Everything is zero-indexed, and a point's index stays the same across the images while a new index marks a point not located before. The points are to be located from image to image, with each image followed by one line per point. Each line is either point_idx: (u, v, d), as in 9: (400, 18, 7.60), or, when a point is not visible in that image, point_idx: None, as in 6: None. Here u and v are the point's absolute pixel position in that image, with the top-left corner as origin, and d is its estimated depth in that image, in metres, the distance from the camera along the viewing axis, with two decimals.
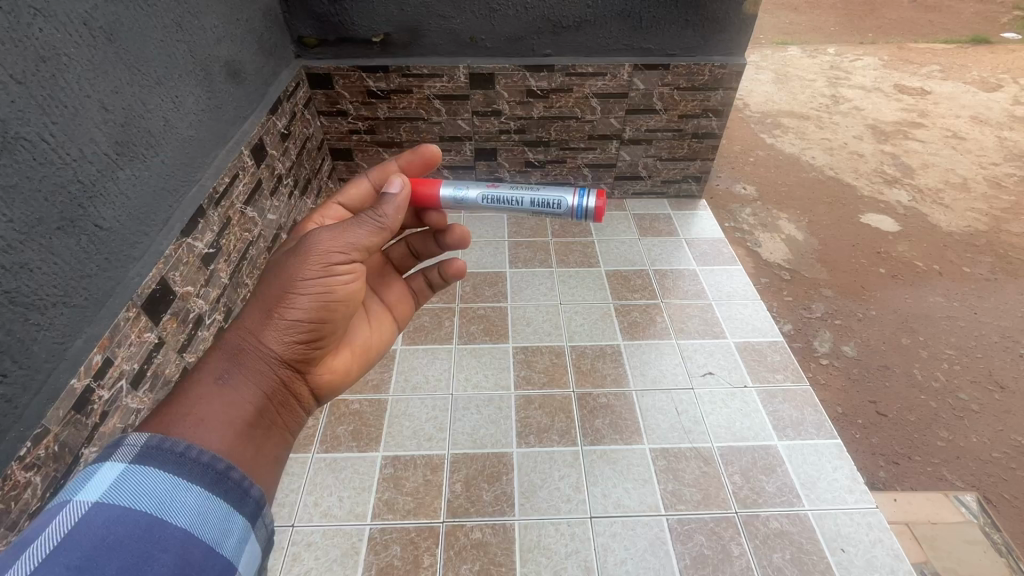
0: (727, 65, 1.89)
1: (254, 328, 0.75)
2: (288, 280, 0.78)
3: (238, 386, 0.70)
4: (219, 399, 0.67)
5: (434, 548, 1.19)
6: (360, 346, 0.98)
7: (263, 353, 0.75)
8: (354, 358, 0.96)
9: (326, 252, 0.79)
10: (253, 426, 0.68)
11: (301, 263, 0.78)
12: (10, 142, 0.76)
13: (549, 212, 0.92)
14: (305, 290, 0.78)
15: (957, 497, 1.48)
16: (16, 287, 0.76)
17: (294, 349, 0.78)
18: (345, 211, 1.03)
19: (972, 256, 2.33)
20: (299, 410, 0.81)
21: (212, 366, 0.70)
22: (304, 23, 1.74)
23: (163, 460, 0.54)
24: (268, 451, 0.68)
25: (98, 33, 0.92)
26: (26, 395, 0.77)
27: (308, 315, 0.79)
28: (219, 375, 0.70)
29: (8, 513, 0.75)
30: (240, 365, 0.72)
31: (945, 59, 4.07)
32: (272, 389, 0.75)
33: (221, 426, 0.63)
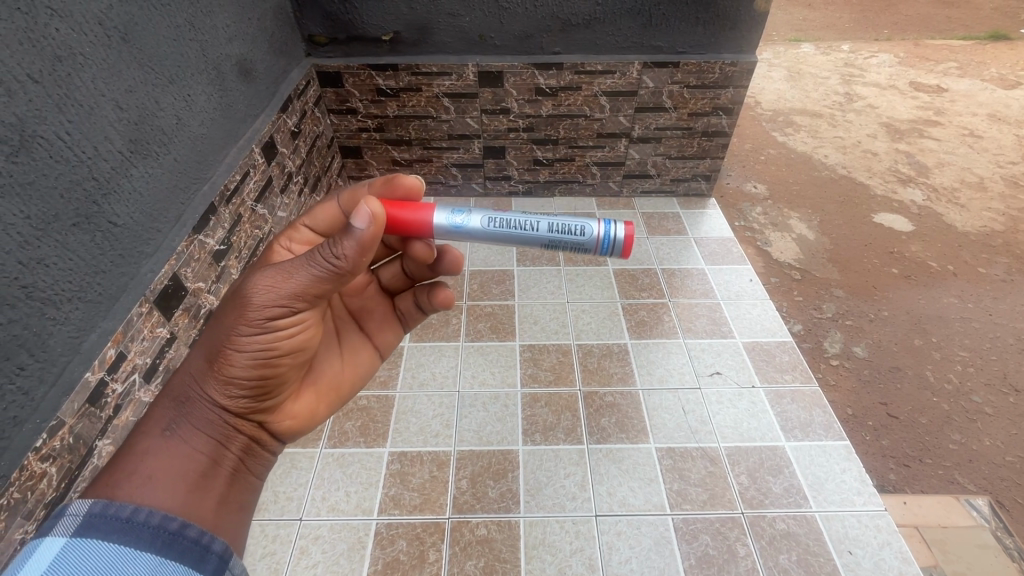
0: (737, 63, 1.88)
1: (197, 377, 0.69)
2: (226, 328, 0.69)
3: (186, 439, 0.67)
4: (165, 455, 0.64)
5: (440, 543, 1.20)
6: (334, 381, 0.92)
7: (210, 406, 0.69)
8: (324, 396, 0.90)
9: (264, 300, 0.68)
10: (205, 479, 0.65)
11: (238, 312, 0.68)
12: (28, 140, 0.78)
13: (568, 241, 0.80)
14: (248, 341, 0.69)
15: (968, 500, 1.46)
16: (34, 281, 0.78)
17: (244, 400, 0.72)
18: (315, 235, 0.90)
19: (987, 257, 2.29)
20: (261, 455, 0.77)
21: (156, 419, 0.66)
22: (315, 21, 1.75)
23: (107, 528, 0.50)
24: (225, 506, 0.66)
25: (113, 33, 0.93)
26: (42, 387, 0.79)
27: (256, 367, 0.71)
28: (164, 427, 0.66)
29: (25, 503, 0.76)
30: (186, 417, 0.68)
31: (963, 55, 4.00)
32: (224, 439, 0.71)
33: (168, 488, 0.60)
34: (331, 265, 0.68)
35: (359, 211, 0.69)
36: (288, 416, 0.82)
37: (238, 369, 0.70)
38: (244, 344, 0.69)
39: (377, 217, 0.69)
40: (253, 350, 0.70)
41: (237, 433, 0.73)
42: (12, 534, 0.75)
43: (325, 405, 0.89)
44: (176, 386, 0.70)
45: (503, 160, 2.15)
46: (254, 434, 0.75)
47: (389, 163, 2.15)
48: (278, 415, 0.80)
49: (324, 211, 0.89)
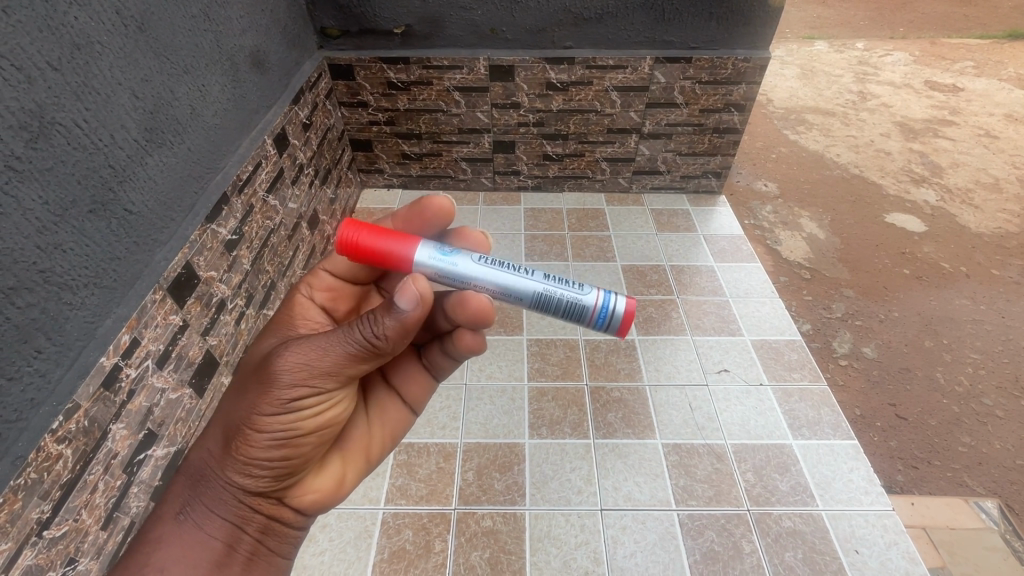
0: (750, 59, 1.86)
1: (214, 458, 0.69)
2: (243, 411, 0.67)
3: (200, 523, 0.69)
4: (179, 543, 0.67)
5: (446, 534, 1.21)
6: (359, 447, 0.87)
7: (226, 488, 0.69)
8: (350, 465, 0.85)
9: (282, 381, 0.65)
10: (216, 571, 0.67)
11: (257, 393, 0.66)
12: (47, 127, 0.79)
13: (564, 297, 0.75)
14: (268, 421, 0.67)
15: (977, 503, 1.45)
16: (51, 266, 0.79)
17: (261, 480, 0.70)
18: (336, 280, 0.89)
19: (1002, 258, 2.26)
20: (281, 532, 0.76)
21: (177, 496, 0.69)
22: (327, 14, 1.76)
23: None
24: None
25: (129, 22, 0.94)
26: (59, 369, 0.80)
27: (272, 449, 0.69)
28: (179, 513, 0.69)
29: (41, 483, 0.77)
30: (201, 496, 0.70)
31: (980, 54, 3.94)
32: (241, 520, 0.71)
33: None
34: (361, 338, 0.65)
35: (405, 287, 0.65)
36: (311, 489, 0.78)
37: (256, 452, 0.68)
38: (264, 428, 0.67)
39: (425, 297, 0.66)
40: (274, 431, 0.67)
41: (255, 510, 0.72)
42: (29, 514, 0.75)
43: (352, 473, 0.85)
44: (195, 464, 0.71)
45: (513, 155, 2.14)
46: (272, 511, 0.74)
47: (399, 157, 2.15)
48: (300, 488, 0.77)
49: (339, 255, 0.88)
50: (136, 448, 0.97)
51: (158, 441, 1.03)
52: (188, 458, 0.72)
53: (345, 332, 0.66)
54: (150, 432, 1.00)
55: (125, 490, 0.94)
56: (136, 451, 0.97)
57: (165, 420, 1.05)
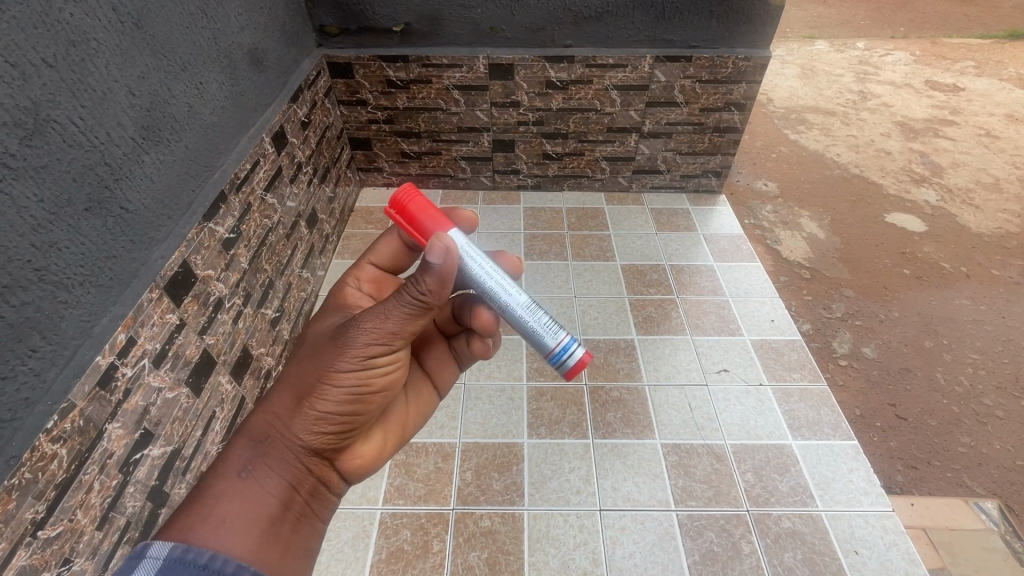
0: (751, 57, 1.85)
1: (282, 416, 0.73)
2: (321, 368, 0.72)
3: (262, 478, 0.70)
4: (239, 496, 0.67)
5: (444, 534, 1.20)
6: (399, 421, 0.92)
7: (292, 445, 0.72)
8: (390, 437, 0.90)
9: (359, 340, 0.72)
10: (274, 525, 0.67)
11: (337, 353, 0.72)
12: (42, 125, 0.78)
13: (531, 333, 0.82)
14: (344, 377, 0.73)
15: (977, 504, 1.45)
16: (46, 265, 0.79)
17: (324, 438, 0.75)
18: (378, 271, 0.98)
19: (1002, 258, 2.26)
20: (327, 498, 0.78)
21: (236, 455, 0.70)
22: (326, 12, 1.76)
23: (187, 571, 0.53)
24: (283, 552, 0.66)
25: (126, 19, 0.94)
26: (53, 369, 0.80)
27: (342, 406, 0.74)
28: (241, 468, 0.69)
29: (35, 483, 0.76)
30: (263, 454, 0.71)
31: (980, 54, 3.93)
32: (298, 478, 0.73)
33: (242, 529, 0.63)
34: (422, 301, 0.71)
35: (434, 245, 0.70)
36: (359, 456, 0.82)
37: (328, 406, 0.73)
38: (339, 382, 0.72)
39: (450, 250, 0.70)
40: (348, 386, 0.73)
41: (309, 471, 0.75)
42: (23, 514, 0.74)
43: (390, 447, 0.89)
44: (258, 425, 0.73)
45: (513, 154, 2.14)
46: (324, 475, 0.77)
47: (399, 156, 2.14)
48: (350, 455, 0.81)
49: (386, 243, 0.96)
50: (133, 447, 0.96)
51: (154, 440, 1.02)
52: (246, 420, 0.74)
53: (402, 294, 0.70)
54: (146, 431, 1.00)
55: (120, 490, 0.94)
56: (132, 450, 0.96)
57: (162, 419, 1.04)
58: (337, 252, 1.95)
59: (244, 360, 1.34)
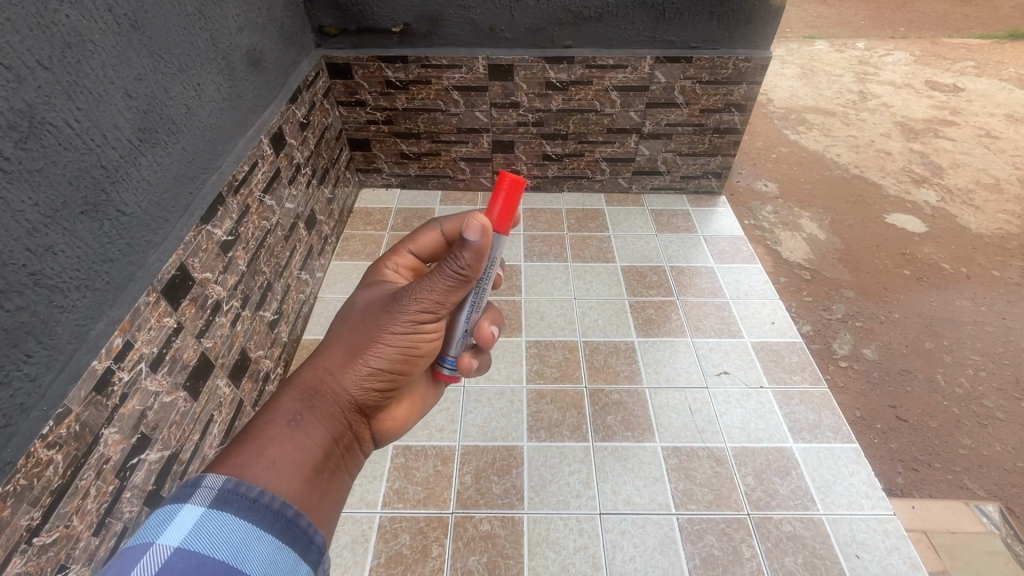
0: (751, 58, 1.85)
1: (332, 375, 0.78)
2: (375, 331, 0.81)
3: (311, 429, 0.72)
4: (291, 442, 0.69)
5: (444, 538, 1.19)
6: (417, 398, 0.98)
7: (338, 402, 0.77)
8: (410, 410, 0.95)
9: (409, 307, 0.79)
10: (320, 472, 0.69)
11: (389, 318, 0.80)
12: (37, 127, 0.77)
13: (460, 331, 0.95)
14: (391, 339, 0.81)
15: (978, 506, 1.44)
16: (41, 269, 0.78)
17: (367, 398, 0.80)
18: (416, 262, 1.01)
19: (1003, 259, 2.25)
20: (358, 456, 0.82)
21: (288, 406, 0.73)
22: (325, 12, 1.75)
23: (237, 504, 0.55)
24: (328, 496, 0.68)
25: (122, 20, 0.93)
26: (49, 374, 0.79)
27: (386, 365, 0.82)
28: (291, 418, 0.72)
29: (31, 489, 0.75)
30: (312, 406, 0.75)
31: (981, 54, 3.93)
32: (340, 432, 0.76)
33: (293, 471, 0.65)
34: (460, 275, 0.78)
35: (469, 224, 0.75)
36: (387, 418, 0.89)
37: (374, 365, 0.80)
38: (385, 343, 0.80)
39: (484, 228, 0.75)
40: (392, 347, 0.81)
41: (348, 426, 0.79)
42: (18, 521, 0.74)
43: (411, 416, 0.96)
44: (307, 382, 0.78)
45: (512, 155, 2.13)
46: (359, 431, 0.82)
47: (398, 157, 2.14)
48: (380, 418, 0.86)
49: (426, 237, 0.99)
50: (129, 452, 0.95)
51: (151, 445, 1.01)
52: (296, 375, 0.78)
53: (443, 269, 0.77)
54: (143, 436, 0.99)
55: (117, 495, 0.93)
56: (128, 456, 0.95)
57: (159, 423, 1.03)
58: (336, 253, 1.94)
59: (242, 362, 1.33)
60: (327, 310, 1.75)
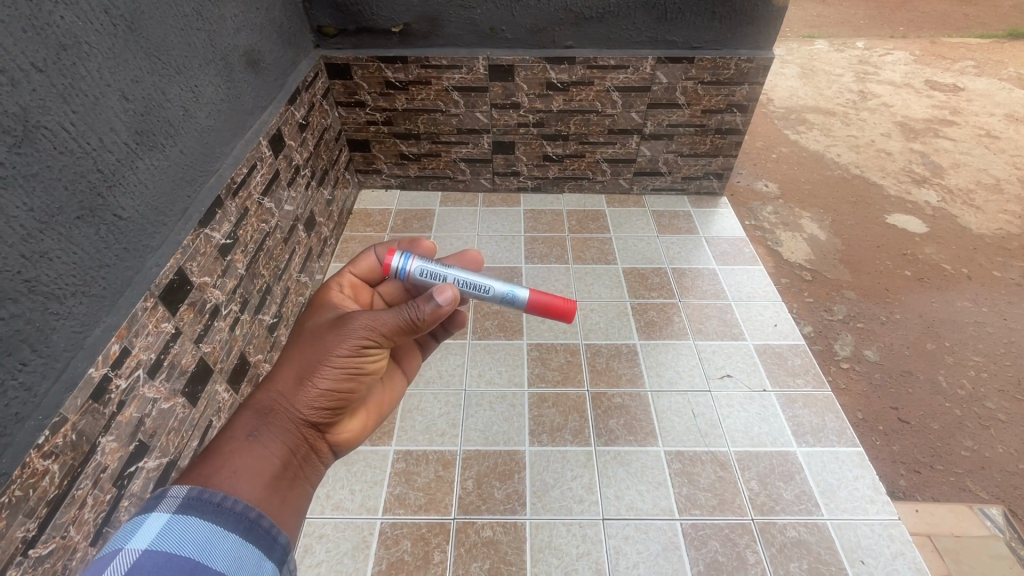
0: (753, 59, 1.84)
1: (286, 390, 0.77)
2: (325, 353, 0.78)
3: (268, 441, 0.72)
4: (248, 454, 0.68)
5: (445, 544, 1.18)
6: (377, 402, 0.96)
7: (294, 414, 0.76)
8: (372, 417, 0.94)
9: (361, 330, 0.78)
10: (279, 480, 0.69)
11: (338, 339, 0.78)
12: (32, 131, 0.76)
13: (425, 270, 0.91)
14: (342, 358, 0.78)
15: (981, 509, 1.43)
16: (37, 275, 0.77)
17: (323, 410, 0.79)
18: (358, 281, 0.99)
19: (1004, 260, 2.25)
20: (318, 467, 0.80)
21: (244, 423, 0.72)
22: (324, 12, 1.73)
23: (203, 508, 0.57)
24: (290, 504, 0.68)
25: (119, 21, 0.91)
26: (45, 383, 0.78)
27: (340, 382, 0.79)
28: (247, 433, 0.71)
29: (26, 501, 0.74)
30: (269, 423, 0.74)
31: (980, 54, 3.92)
32: (299, 444, 0.75)
33: (253, 480, 0.65)
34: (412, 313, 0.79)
35: (444, 289, 0.80)
36: (346, 429, 0.86)
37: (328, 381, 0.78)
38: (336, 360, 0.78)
39: (455, 297, 0.81)
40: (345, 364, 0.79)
41: (306, 440, 0.77)
42: (13, 533, 0.72)
43: (370, 424, 0.93)
44: (263, 399, 0.76)
45: (512, 155, 2.12)
46: (316, 443, 0.79)
47: (398, 157, 2.12)
48: (340, 428, 0.85)
49: (363, 258, 0.99)
50: (127, 460, 0.94)
51: (149, 452, 1.00)
52: (250, 395, 0.77)
53: (402, 309, 0.78)
54: (141, 443, 0.97)
55: (114, 504, 0.91)
56: (126, 464, 0.94)
57: (156, 431, 1.02)
58: (335, 255, 1.92)
59: (240, 366, 1.31)
60: None
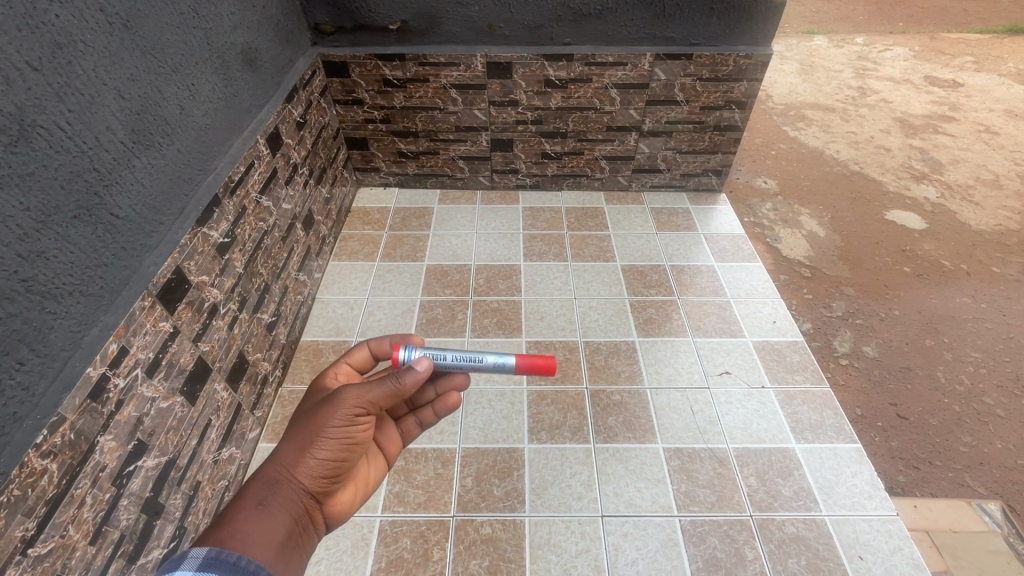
0: (752, 55, 1.83)
1: (286, 461, 0.77)
2: (320, 425, 0.78)
3: (273, 511, 0.72)
4: (254, 525, 0.69)
5: (445, 542, 1.18)
6: (368, 478, 0.93)
7: (294, 485, 0.76)
8: (367, 489, 0.92)
9: (352, 403, 0.79)
10: (282, 551, 0.69)
11: (332, 410, 0.79)
12: (28, 130, 0.76)
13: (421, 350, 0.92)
14: (336, 429, 0.79)
15: (979, 505, 1.44)
16: (34, 274, 0.77)
17: (319, 479, 0.79)
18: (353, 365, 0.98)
19: (1003, 256, 2.24)
20: (315, 536, 0.79)
21: (249, 495, 0.73)
22: (321, 9, 1.73)
23: (222, 567, 0.59)
24: (291, 575, 0.67)
25: (114, 20, 0.91)
26: (42, 382, 0.78)
27: (334, 452, 0.79)
28: (252, 505, 0.71)
29: (25, 500, 0.74)
30: (272, 494, 0.74)
31: (980, 49, 3.92)
32: (300, 515, 0.75)
33: (258, 550, 0.66)
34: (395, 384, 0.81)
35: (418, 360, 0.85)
36: (341, 500, 0.84)
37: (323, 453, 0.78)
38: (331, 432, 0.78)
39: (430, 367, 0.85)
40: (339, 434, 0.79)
41: (306, 511, 0.77)
42: (13, 532, 0.72)
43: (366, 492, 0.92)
44: (266, 471, 0.77)
45: (511, 153, 2.11)
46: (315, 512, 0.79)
47: (396, 156, 2.12)
48: (337, 498, 0.84)
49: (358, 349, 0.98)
50: (126, 459, 0.94)
51: (148, 452, 1.00)
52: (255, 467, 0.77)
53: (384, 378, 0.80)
54: (140, 442, 0.98)
55: (113, 503, 0.91)
56: (125, 463, 0.94)
57: (155, 430, 1.02)
58: (335, 254, 1.92)
59: (240, 365, 1.31)
60: (325, 311, 1.73)
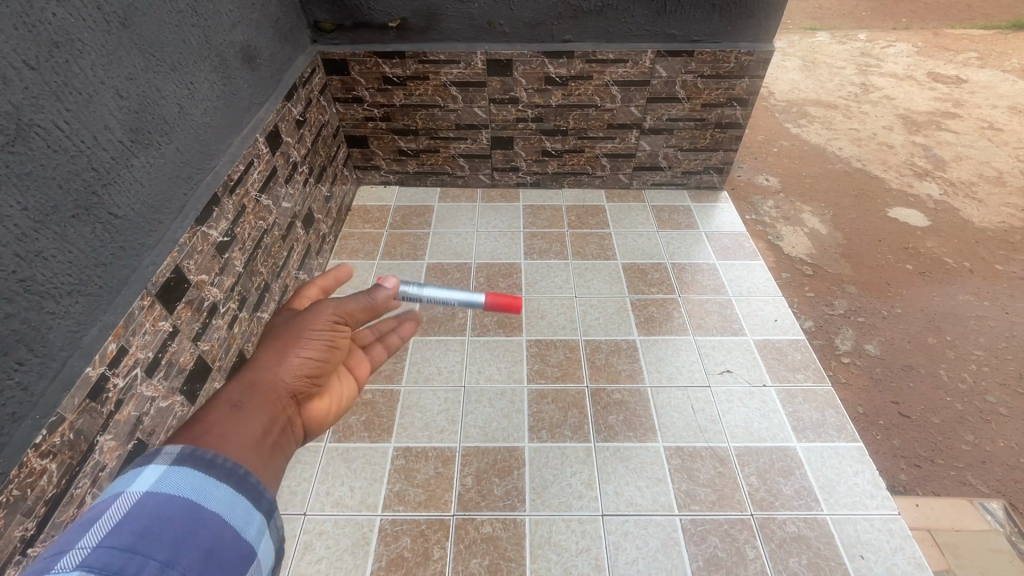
0: (754, 52, 1.82)
1: (262, 367, 0.75)
2: (294, 333, 0.79)
3: (252, 409, 0.68)
4: (230, 421, 0.64)
5: (445, 541, 1.18)
6: (343, 394, 0.92)
7: (271, 388, 0.74)
8: (342, 408, 0.91)
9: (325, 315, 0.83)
10: (260, 446, 0.64)
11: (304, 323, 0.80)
12: (24, 129, 0.75)
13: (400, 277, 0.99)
14: (309, 338, 0.80)
15: (982, 504, 1.43)
16: (32, 274, 0.77)
17: (299, 382, 0.78)
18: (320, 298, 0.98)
19: (1006, 253, 2.23)
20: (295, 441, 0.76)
21: (228, 392, 0.69)
22: (320, 7, 1.72)
23: (194, 461, 0.55)
24: (272, 469, 0.63)
25: (112, 18, 0.91)
26: (41, 382, 0.78)
27: (311, 360, 0.79)
28: (226, 404, 0.67)
29: (25, 500, 0.74)
30: (247, 395, 0.70)
31: (984, 45, 3.89)
32: (278, 417, 0.71)
33: (235, 445, 0.61)
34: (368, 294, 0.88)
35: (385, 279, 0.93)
36: (318, 411, 0.83)
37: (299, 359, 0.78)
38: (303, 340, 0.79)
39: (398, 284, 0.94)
40: (312, 342, 0.80)
41: (286, 413, 0.74)
42: (12, 532, 0.72)
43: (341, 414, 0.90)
44: (243, 375, 0.74)
45: (511, 151, 2.11)
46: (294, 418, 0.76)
47: (396, 154, 2.11)
48: (315, 409, 0.82)
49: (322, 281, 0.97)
50: (126, 458, 0.94)
51: (148, 451, 1.00)
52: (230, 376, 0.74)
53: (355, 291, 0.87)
54: (140, 442, 0.98)
55: None
56: (125, 462, 0.94)
57: (155, 429, 1.02)
58: (335, 252, 1.92)
59: (240, 364, 1.31)
60: None
